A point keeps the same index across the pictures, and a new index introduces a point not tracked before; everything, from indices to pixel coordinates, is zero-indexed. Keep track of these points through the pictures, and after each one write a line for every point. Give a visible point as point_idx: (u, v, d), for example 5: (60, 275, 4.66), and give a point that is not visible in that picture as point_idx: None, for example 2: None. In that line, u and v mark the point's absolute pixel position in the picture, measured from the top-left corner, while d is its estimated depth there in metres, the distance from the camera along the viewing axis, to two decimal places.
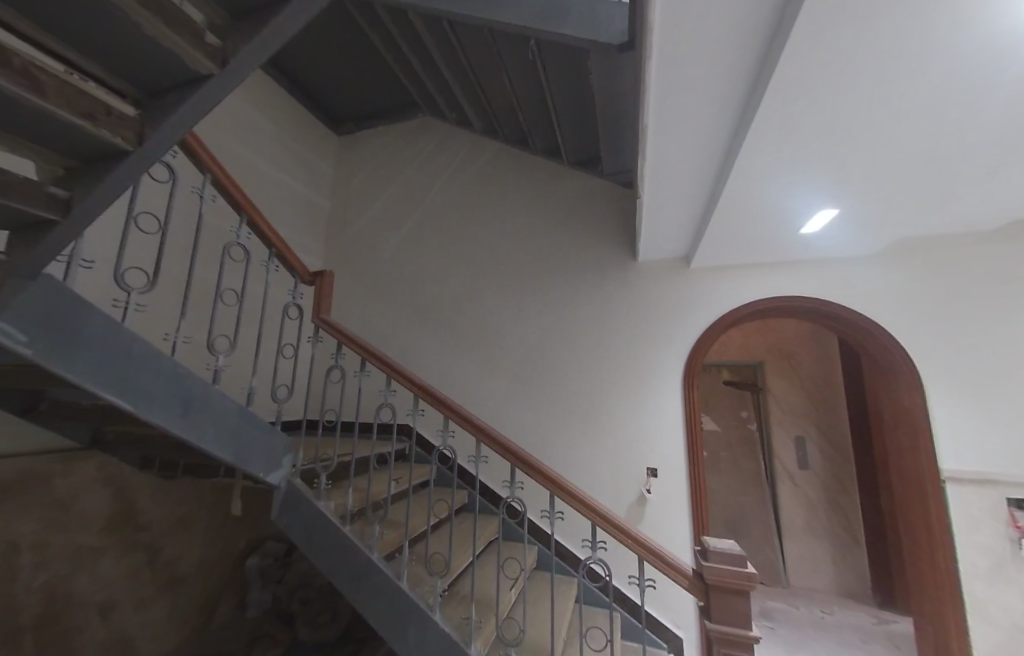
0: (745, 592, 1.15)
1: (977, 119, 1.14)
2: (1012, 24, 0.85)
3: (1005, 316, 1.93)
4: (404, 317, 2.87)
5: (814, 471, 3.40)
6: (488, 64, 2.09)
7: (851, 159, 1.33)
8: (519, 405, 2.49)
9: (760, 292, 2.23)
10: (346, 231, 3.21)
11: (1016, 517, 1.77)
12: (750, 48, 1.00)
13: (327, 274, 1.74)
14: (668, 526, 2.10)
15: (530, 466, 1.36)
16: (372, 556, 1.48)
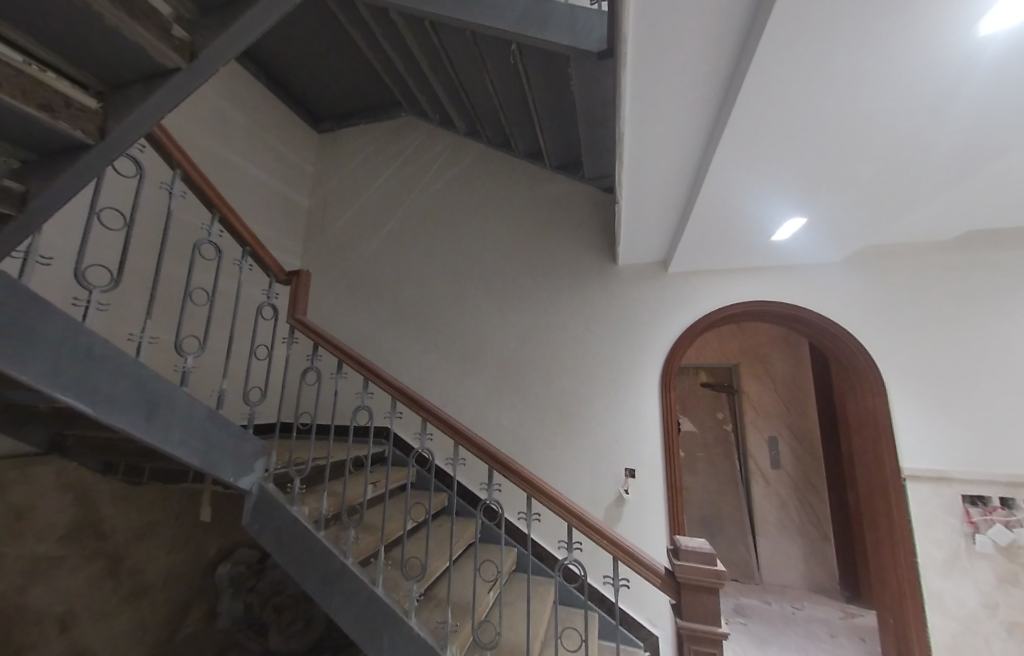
0: (715, 589, 1.18)
1: (932, 134, 1.20)
2: (958, 46, 0.90)
3: (959, 321, 2.04)
4: (384, 318, 2.83)
5: (786, 470, 3.50)
6: (471, 66, 2.09)
7: (818, 169, 1.38)
8: (499, 407, 2.48)
9: (733, 296, 2.29)
10: (326, 231, 3.16)
11: (970, 513, 1.87)
12: (721, 57, 1.02)
13: (304, 274, 1.70)
14: (645, 525, 2.13)
15: (505, 467, 1.36)
16: (346, 562, 1.45)
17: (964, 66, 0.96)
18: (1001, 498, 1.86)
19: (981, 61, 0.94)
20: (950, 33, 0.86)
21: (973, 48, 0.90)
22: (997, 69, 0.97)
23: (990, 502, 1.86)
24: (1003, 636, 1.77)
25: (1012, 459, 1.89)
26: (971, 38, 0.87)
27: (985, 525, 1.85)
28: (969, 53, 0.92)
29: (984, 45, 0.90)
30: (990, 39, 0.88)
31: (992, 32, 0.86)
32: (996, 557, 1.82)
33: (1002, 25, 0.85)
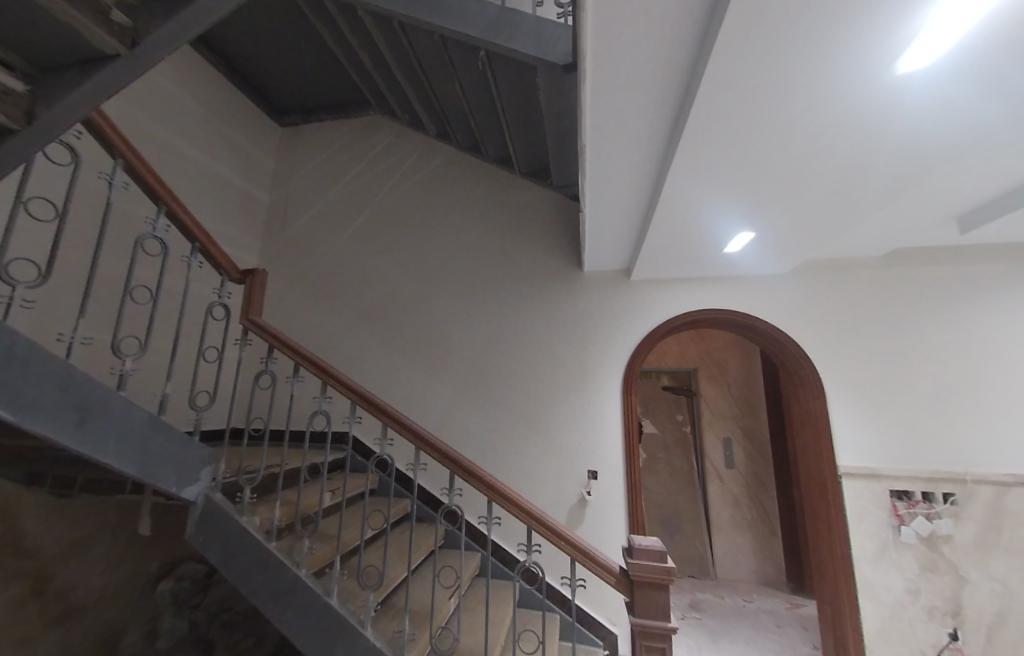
0: (665, 586, 1.22)
1: (862, 160, 1.31)
2: (880, 80, 0.98)
3: (886, 331, 2.23)
4: (347, 320, 2.76)
5: (739, 470, 3.69)
6: (440, 69, 2.08)
7: (764, 187, 1.48)
8: (464, 411, 2.47)
9: (689, 304, 2.40)
10: (287, 229, 3.05)
11: (897, 507, 2.04)
12: (674, 76, 1.07)
13: (259, 272, 1.62)
14: (605, 526, 2.18)
15: (466, 471, 1.35)
16: (299, 573, 1.40)
17: (887, 99, 1.05)
18: (923, 492, 2.04)
19: (902, 95, 1.03)
20: (874, 68, 0.95)
21: (893, 83, 0.99)
22: (915, 105, 1.07)
23: (913, 496, 2.04)
24: (924, 619, 1.94)
25: (931, 455, 2.08)
26: (891, 75, 0.96)
27: (909, 518, 2.02)
28: (890, 87, 1.01)
29: (902, 81, 0.99)
30: (907, 76, 0.97)
31: (909, 69, 0.95)
32: (918, 547, 2.00)
33: (916, 65, 0.94)
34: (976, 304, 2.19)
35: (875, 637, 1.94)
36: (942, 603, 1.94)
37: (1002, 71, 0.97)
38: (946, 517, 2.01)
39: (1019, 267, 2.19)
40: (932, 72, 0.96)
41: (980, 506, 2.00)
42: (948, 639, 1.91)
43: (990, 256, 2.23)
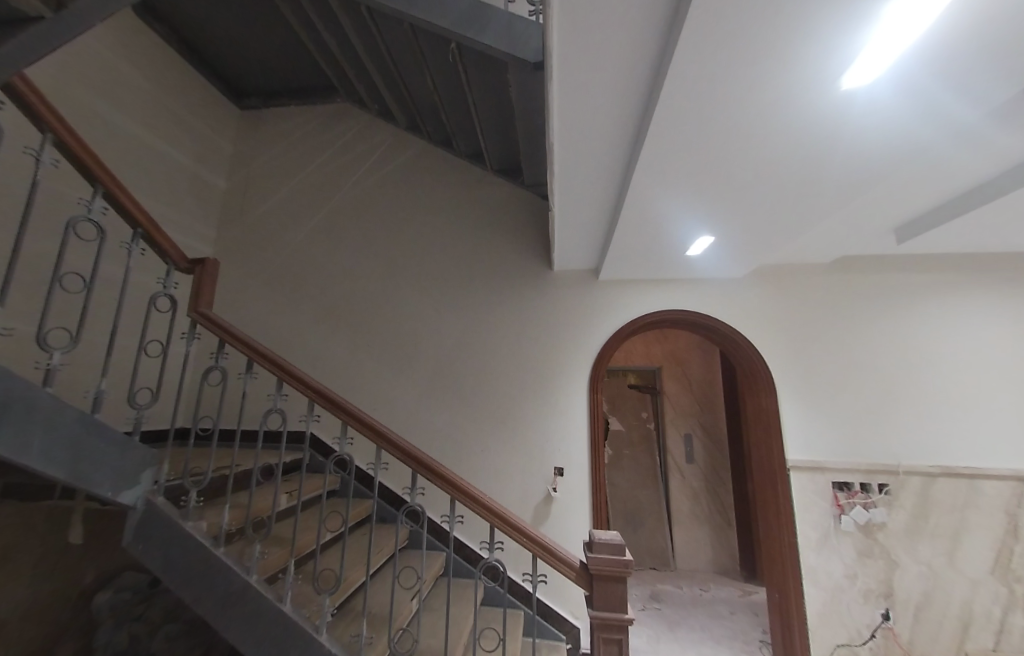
0: (623, 578, 1.25)
1: (810, 171, 1.39)
2: (830, 94, 1.04)
3: (831, 333, 2.39)
4: (309, 315, 2.65)
5: (699, 464, 3.84)
6: (411, 59, 2.03)
7: (723, 193, 1.53)
8: (431, 410, 2.44)
9: (653, 304, 2.48)
10: (244, 217, 2.89)
11: (838, 497, 2.19)
12: (637, 81, 1.08)
13: (211, 261, 1.50)
14: (569, 522, 2.22)
15: (429, 470, 1.32)
16: (250, 579, 1.33)
17: (835, 112, 1.11)
18: (861, 483, 2.19)
19: (848, 109, 1.10)
20: (823, 82, 0.99)
21: (841, 97, 1.05)
22: (861, 120, 1.14)
23: (853, 487, 2.19)
24: (861, 601, 2.08)
25: (869, 449, 2.24)
26: (839, 88, 1.02)
27: (849, 507, 2.17)
28: (838, 101, 1.07)
29: (849, 96, 1.05)
30: (852, 92, 1.03)
31: (854, 85, 1.01)
32: (857, 534, 2.15)
33: (860, 81, 0.99)
34: (911, 309, 2.38)
35: (816, 619, 2.07)
36: (876, 586, 2.10)
37: (933, 93, 1.05)
38: (881, 505, 2.17)
39: (946, 276, 2.39)
40: (874, 88, 1.02)
41: (909, 494, 2.17)
42: (881, 619, 2.06)
43: (923, 265, 2.42)
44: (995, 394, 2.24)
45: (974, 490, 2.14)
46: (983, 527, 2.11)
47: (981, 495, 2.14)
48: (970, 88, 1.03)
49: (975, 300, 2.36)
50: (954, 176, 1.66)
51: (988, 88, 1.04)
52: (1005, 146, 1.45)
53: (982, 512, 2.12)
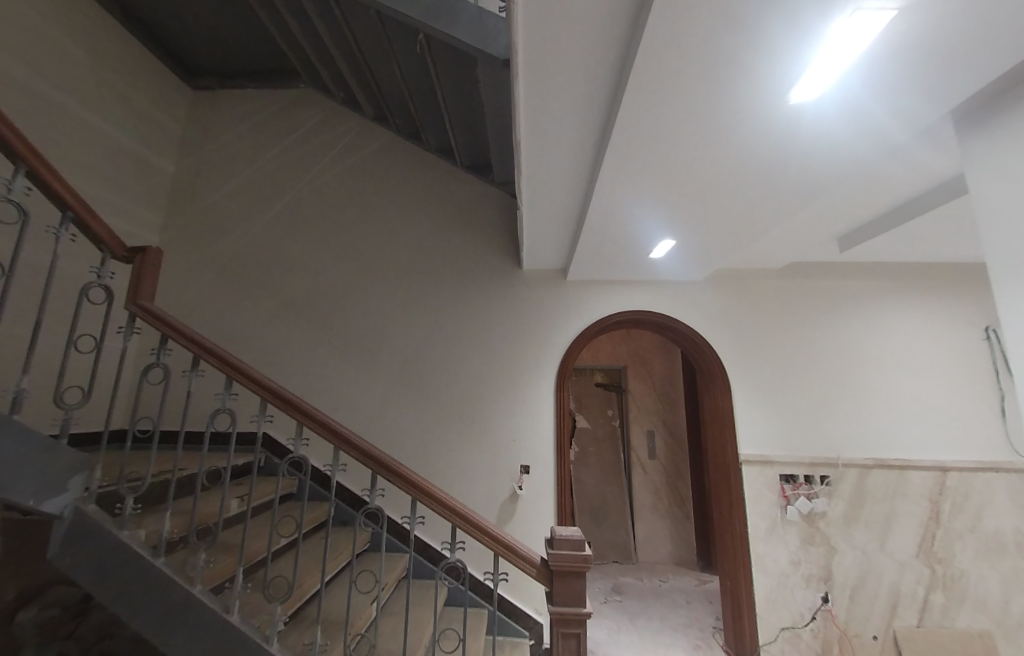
0: (581, 573, 1.27)
1: (763, 179, 1.46)
2: (782, 105, 1.08)
3: (780, 334, 2.53)
4: (266, 310, 2.53)
5: (660, 460, 3.99)
6: (378, 46, 1.97)
7: (682, 198, 1.58)
8: (396, 409, 2.38)
9: (617, 305, 2.54)
10: (194, 205, 2.71)
11: (785, 489, 2.32)
12: (600, 83, 1.09)
13: (152, 250, 1.37)
14: (533, 519, 2.24)
15: (389, 471, 1.27)
16: (193, 590, 1.25)
17: (787, 123, 1.16)
18: (805, 475, 2.34)
19: (798, 121, 1.15)
20: (775, 94, 1.04)
21: (792, 109, 1.10)
22: (810, 131, 1.20)
23: (797, 479, 2.34)
24: (804, 585, 2.23)
25: (813, 443, 2.40)
26: (790, 100, 1.06)
27: (794, 498, 2.31)
28: (789, 113, 1.12)
29: (798, 108, 1.10)
30: (801, 104, 1.08)
31: (803, 99, 1.06)
32: (800, 523, 2.29)
33: (808, 96, 1.05)
34: (852, 313, 2.56)
35: (764, 605, 2.20)
36: (817, 571, 2.25)
37: (871, 112, 1.13)
38: (822, 495, 2.33)
39: (882, 283, 2.59)
40: (820, 102, 1.08)
41: (847, 485, 2.34)
42: (821, 602, 2.21)
43: (863, 272, 2.61)
44: (921, 392, 2.46)
45: (903, 480, 2.34)
46: (909, 514, 2.31)
47: (908, 484, 2.34)
48: (903, 108, 1.11)
49: (908, 306, 2.56)
50: (889, 190, 1.79)
51: (919, 109, 1.12)
52: (933, 165, 1.58)
53: (909, 500, 2.32)
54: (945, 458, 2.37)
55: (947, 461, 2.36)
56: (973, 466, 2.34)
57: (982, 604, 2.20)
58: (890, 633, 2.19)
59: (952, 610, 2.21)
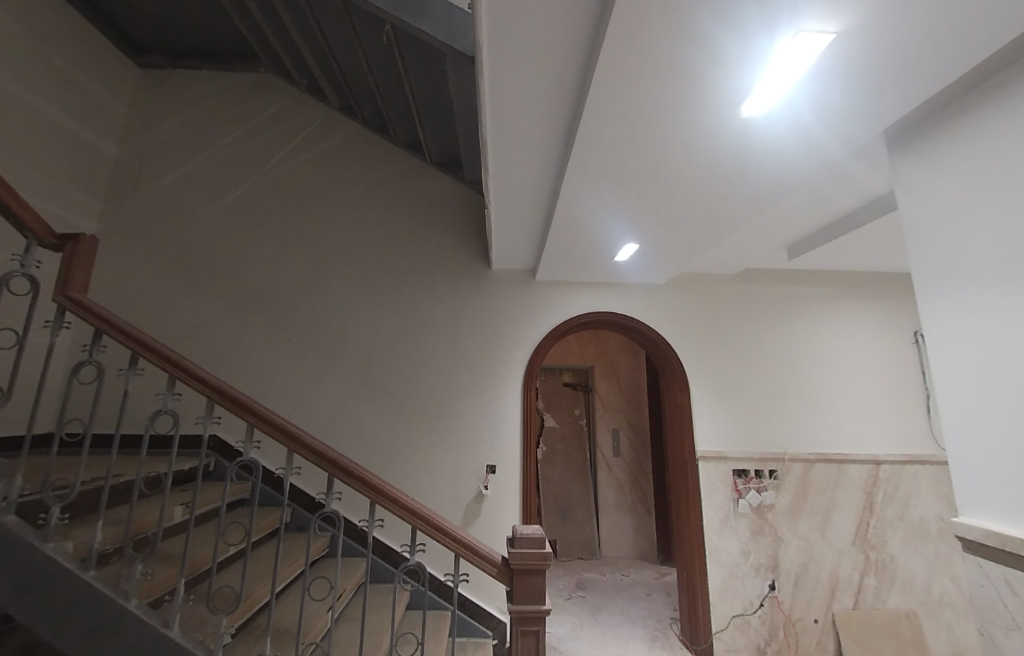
0: (541, 570, 1.27)
1: (719, 188, 1.52)
2: (734, 118, 1.14)
3: (735, 336, 2.66)
4: (219, 305, 2.39)
5: (624, 457, 4.09)
6: (344, 35, 1.91)
7: (644, 203, 1.63)
8: (359, 409, 2.32)
9: (584, 307, 2.59)
10: (140, 191, 2.52)
11: (737, 483, 2.45)
12: (566, 85, 1.09)
13: (86, 237, 1.25)
14: (499, 518, 2.25)
15: (345, 473, 1.22)
16: (128, 605, 1.16)
17: (739, 136, 1.22)
18: (755, 470, 2.47)
19: (749, 135, 1.21)
20: (728, 107, 1.09)
21: (743, 123, 1.16)
22: (762, 144, 1.26)
23: (749, 473, 2.47)
24: (753, 575, 2.35)
25: (764, 439, 2.54)
26: (742, 114, 1.12)
27: (745, 492, 2.43)
28: (740, 127, 1.18)
29: (749, 123, 1.16)
30: (751, 119, 1.14)
31: (753, 114, 1.12)
32: (751, 515, 2.42)
33: (757, 111, 1.11)
34: (799, 317, 2.73)
35: (717, 594, 2.31)
36: (765, 560, 2.38)
37: (815, 130, 1.20)
38: (771, 489, 2.46)
39: (827, 290, 2.78)
40: (770, 117, 1.13)
41: (793, 478, 2.50)
42: (768, 589, 2.34)
43: (811, 280, 2.78)
44: (859, 392, 2.65)
45: (842, 473, 2.52)
46: (847, 504, 2.48)
47: (847, 477, 2.52)
48: (843, 128, 1.20)
49: (849, 311, 2.76)
50: (831, 204, 1.92)
51: (855, 130, 1.21)
52: (868, 183, 1.71)
53: (847, 492, 2.50)
54: (878, 452, 2.58)
55: (880, 455, 2.56)
56: (902, 460, 2.55)
57: (908, 586, 2.40)
58: (829, 616, 2.35)
59: (883, 592, 2.39)
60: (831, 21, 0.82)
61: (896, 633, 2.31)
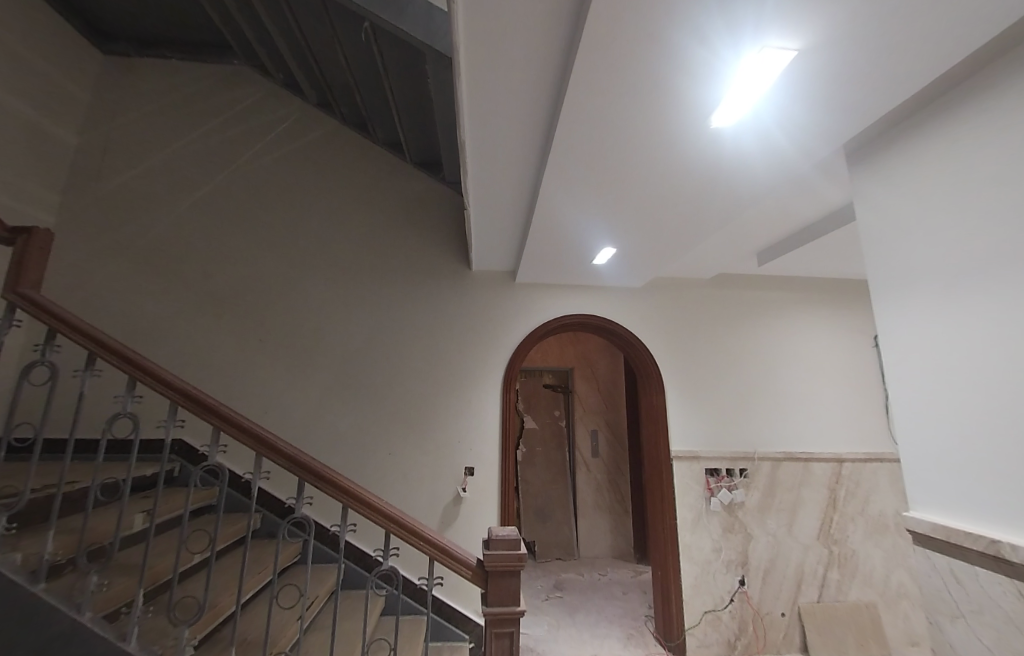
0: (516, 572, 1.28)
1: (692, 196, 1.57)
2: (705, 128, 1.17)
3: (709, 339, 2.74)
4: (187, 303, 2.31)
5: (602, 458, 4.14)
6: (322, 31, 1.88)
7: (620, 208, 1.66)
8: (334, 411, 2.27)
9: (562, 309, 2.61)
10: (102, 184, 2.41)
11: (709, 482, 2.52)
12: (544, 89, 1.10)
13: (41, 230, 1.20)
14: (476, 521, 2.24)
15: (317, 477, 1.19)
16: (82, 619, 1.10)
17: (710, 145, 1.26)
18: (727, 469, 2.55)
19: (720, 145, 1.26)
20: (699, 117, 1.12)
21: (713, 134, 1.20)
22: (731, 154, 1.31)
23: (720, 472, 2.55)
24: (725, 571, 2.42)
25: (735, 439, 2.62)
26: (713, 124, 1.15)
27: (717, 490, 2.50)
28: (710, 137, 1.22)
29: (718, 134, 1.20)
30: (721, 129, 1.18)
31: (723, 125, 1.16)
32: (722, 513, 2.49)
33: (726, 123, 1.15)
34: (769, 321, 2.83)
35: (689, 591, 2.36)
36: (735, 557, 2.45)
37: (780, 142, 1.25)
38: (741, 487, 2.54)
39: (794, 295, 2.89)
40: (739, 128, 1.17)
41: (762, 477, 2.58)
42: (738, 585, 2.41)
43: (779, 285, 2.89)
44: (824, 393, 2.77)
45: (807, 471, 2.62)
46: (812, 501, 2.59)
47: (812, 474, 2.62)
48: (806, 142, 1.26)
49: (815, 316, 2.88)
50: (797, 214, 2.00)
51: (817, 144, 1.27)
52: (830, 194, 1.79)
53: (812, 489, 2.60)
54: (841, 451, 2.69)
55: (843, 453, 2.68)
56: (863, 458, 2.68)
57: (868, 578, 2.52)
58: (796, 609, 2.44)
59: (846, 585, 2.50)
60: (793, 39, 0.86)
61: (857, 623, 2.42)
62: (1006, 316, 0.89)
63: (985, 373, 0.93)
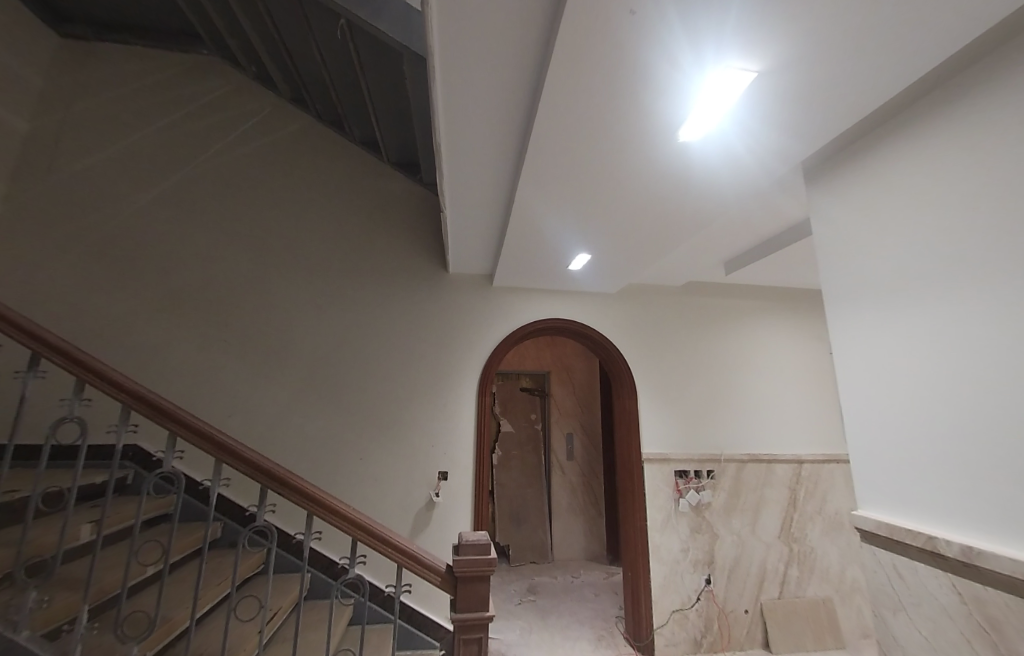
0: (486, 577, 1.27)
1: (662, 206, 1.62)
2: (674, 142, 1.22)
3: (679, 344, 2.83)
4: (147, 301, 2.19)
5: (577, 461, 4.19)
6: (297, 25, 1.85)
7: (593, 216, 1.70)
8: (303, 414, 2.21)
9: (538, 313, 2.63)
10: (54, 173, 2.26)
11: (678, 484, 2.59)
12: (519, 96, 1.11)
13: None
14: (449, 525, 2.22)
15: (280, 483, 1.15)
16: (17, 638, 1.03)
17: (678, 159, 1.31)
18: (695, 470, 2.63)
19: (687, 158, 1.30)
20: (668, 131, 1.16)
21: (680, 148, 1.25)
22: (697, 168, 1.36)
23: (689, 474, 2.62)
24: (692, 571, 2.49)
25: (703, 442, 2.70)
26: (681, 138, 1.19)
27: (685, 491, 2.57)
28: (678, 151, 1.27)
29: (686, 148, 1.25)
30: (689, 144, 1.23)
31: (690, 139, 1.20)
32: (690, 514, 2.56)
33: (693, 138, 1.19)
34: (735, 328, 2.94)
35: (658, 591, 2.41)
36: (702, 556, 2.52)
37: (743, 158, 1.31)
38: (708, 488, 2.62)
39: (759, 304, 3.02)
40: (706, 143, 1.22)
41: (728, 478, 2.67)
42: (704, 584, 2.48)
43: (745, 293, 3.02)
44: (785, 397, 2.89)
45: (770, 471, 2.73)
46: (775, 501, 2.69)
47: (773, 475, 2.74)
48: (766, 159, 1.32)
49: (778, 323, 3.01)
50: (760, 226, 2.10)
51: (776, 161, 1.34)
52: (790, 209, 1.88)
53: (774, 489, 2.71)
54: (801, 453, 2.82)
55: (803, 455, 2.80)
56: (821, 459, 2.81)
57: (824, 574, 2.65)
58: (758, 606, 2.53)
59: (804, 581, 2.61)
60: (752, 60, 0.91)
61: (814, 618, 2.53)
62: (945, 328, 0.96)
63: (926, 381, 1.00)
